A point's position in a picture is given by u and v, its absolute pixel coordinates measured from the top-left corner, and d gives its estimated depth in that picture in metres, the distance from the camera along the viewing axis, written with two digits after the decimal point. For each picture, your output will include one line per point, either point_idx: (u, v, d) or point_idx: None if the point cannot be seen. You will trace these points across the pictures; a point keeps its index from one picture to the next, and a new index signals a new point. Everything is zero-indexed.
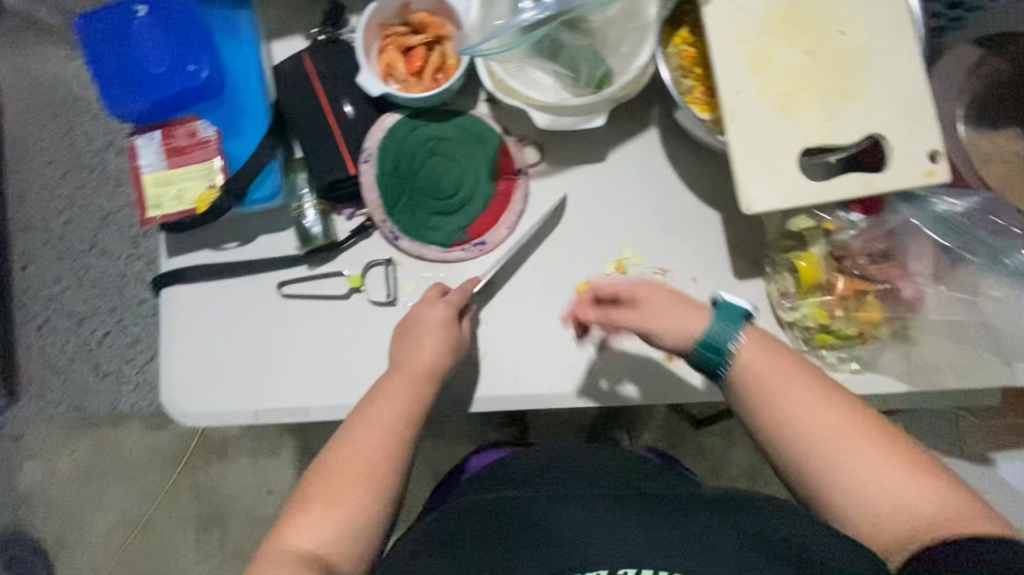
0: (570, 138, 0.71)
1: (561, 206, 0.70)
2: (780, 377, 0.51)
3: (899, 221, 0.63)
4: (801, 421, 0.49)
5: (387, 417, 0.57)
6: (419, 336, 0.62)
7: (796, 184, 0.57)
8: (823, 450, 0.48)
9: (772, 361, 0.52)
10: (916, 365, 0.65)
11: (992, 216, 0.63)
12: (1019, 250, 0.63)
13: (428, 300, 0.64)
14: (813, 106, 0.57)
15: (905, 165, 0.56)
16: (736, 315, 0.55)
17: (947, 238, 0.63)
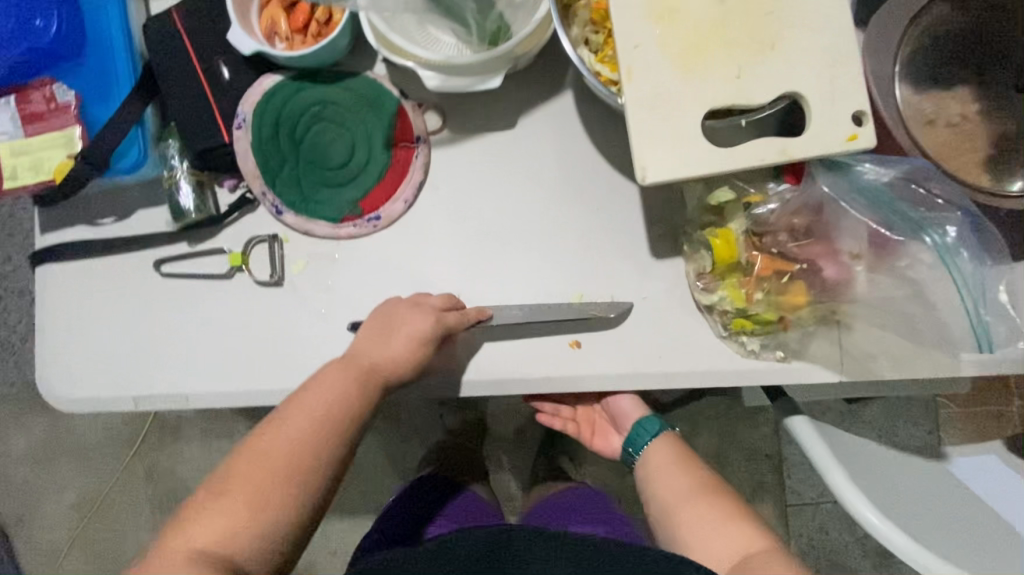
0: (477, 101, 0.64)
1: (466, 177, 0.64)
2: (669, 466, 0.64)
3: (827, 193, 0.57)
4: (671, 490, 0.61)
5: (325, 413, 0.55)
6: (388, 341, 0.57)
7: (703, 149, 0.49)
8: (684, 509, 0.59)
9: (666, 450, 0.66)
10: (848, 353, 0.59)
11: (918, 187, 0.55)
12: (945, 227, 0.55)
13: (417, 307, 0.58)
14: (723, 61, 0.50)
15: (825, 129, 0.49)
16: (655, 426, 0.68)
17: (867, 214, 0.57)
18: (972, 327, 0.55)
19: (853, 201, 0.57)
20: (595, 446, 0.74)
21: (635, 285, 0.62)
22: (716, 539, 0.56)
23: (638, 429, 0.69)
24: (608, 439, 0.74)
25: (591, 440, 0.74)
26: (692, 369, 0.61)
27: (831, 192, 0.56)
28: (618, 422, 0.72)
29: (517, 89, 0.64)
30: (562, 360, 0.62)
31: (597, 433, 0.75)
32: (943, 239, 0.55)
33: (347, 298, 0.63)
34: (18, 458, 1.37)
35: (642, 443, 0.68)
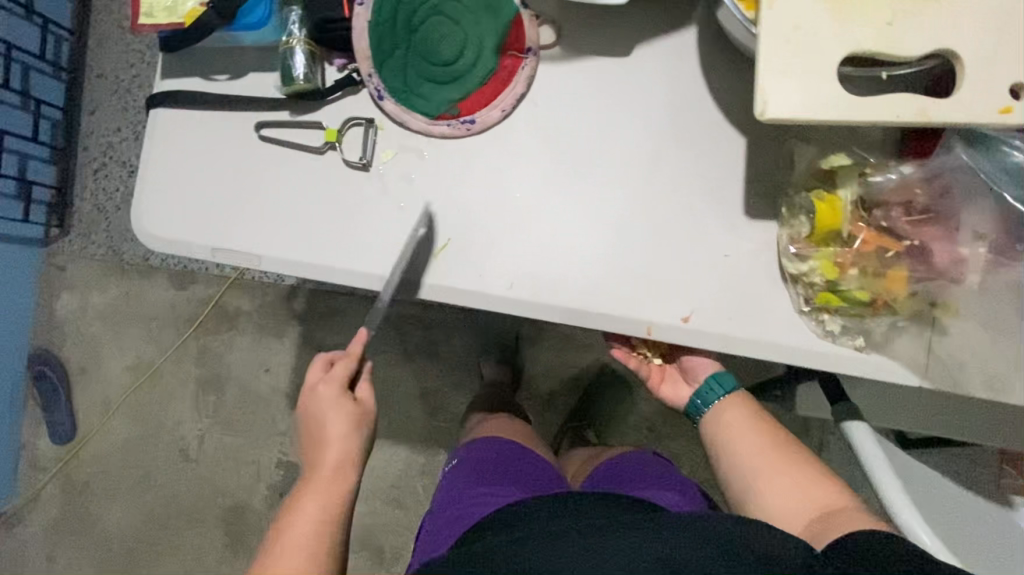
0: (595, 23, 0.62)
1: (568, 99, 0.62)
2: (742, 425, 0.66)
3: (953, 170, 0.53)
4: (744, 450, 0.64)
5: (306, 526, 0.59)
6: (326, 438, 0.63)
7: (834, 94, 0.46)
8: (761, 470, 0.62)
9: (738, 411, 0.68)
10: (937, 359, 0.55)
11: None
12: None
13: (314, 387, 0.65)
14: (878, 4, 0.46)
15: (975, 94, 0.45)
16: (729, 384, 0.70)
17: (1013, 192, 0.52)
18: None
19: (1001, 181, 0.52)
20: (661, 391, 0.75)
21: (721, 241, 0.59)
22: (790, 503, 0.59)
23: (709, 385, 0.70)
24: (678, 387, 0.74)
25: (661, 386, 0.75)
26: (762, 340, 0.58)
27: (975, 166, 0.52)
28: (689, 374, 0.73)
29: (639, 18, 0.62)
30: (628, 301, 0.60)
31: (666, 382, 0.75)
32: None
33: (427, 195, 0.63)
34: (92, 313, 1.46)
35: (711, 398, 0.70)
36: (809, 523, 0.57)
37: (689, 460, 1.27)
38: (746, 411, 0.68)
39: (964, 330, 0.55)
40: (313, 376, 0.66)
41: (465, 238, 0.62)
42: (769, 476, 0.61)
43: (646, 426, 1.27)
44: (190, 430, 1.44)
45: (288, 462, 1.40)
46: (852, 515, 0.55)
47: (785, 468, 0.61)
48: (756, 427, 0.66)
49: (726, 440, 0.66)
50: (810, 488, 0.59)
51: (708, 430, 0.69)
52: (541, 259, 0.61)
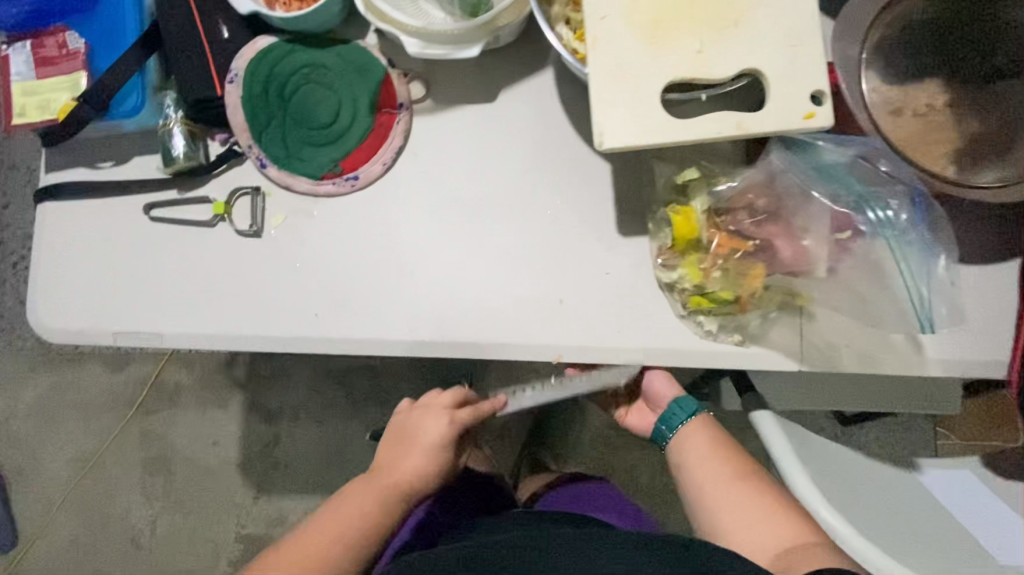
0: (459, 73, 0.66)
1: (444, 145, 0.66)
2: (707, 451, 0.68)
3: (774, 169, 0.58)
4: (703, 478, 0.66)
5: (358, 510, 0.64)
6: (410, 454, 0.69)
7: (659, 119, 0.50)
8: (725, 498, 0.64)
9: (696, 436, 0.69)
10: (809, 343, 0.59)
11: (867, 163, 0.57)
12: (884, 201, 0.56)
13: (433, 410, 0.71)
14: (686, 35, 0.51)
15: (781, 104, 0.50)
16: (691, 406, 0.71)
17: (817, 186, 0.57)
18: (914, 308, 0.56)
19: (811, 179, 0.57)
20: (629, 421, 0.78)
21: (601, 260, 0.63)
22: (748, 534, 0.61)
23: (673, 410, 0.71)
24: (644, 417, 0.76)
25: (627, 416, 0.78)
26: (651, 347, 0.61)
27: (791, 169, 0.57)
28: (652, 399, 0.74)
29: (500, 64, 0.66)
30: (526, 329, 0.63)
31: (633, 409, 0.78)
32: (886, 215, 0.56)
33: (321, 253, 0.65)
34: (24, 411, 1.40)
35: (676, 422, 0.70)
36: (774, 556, 0.58)
37: (647, 470, 1.28)
38: (716, 440, 0.69)
39: (831, 312, 0.59)
40: (438, 405, 0.71)
41: (363, 287, 0.65)
42: (732, 504, 0.63)
43: (602, 442, 1.27)
44: (141, 517, 1.38)
45: (247, 535, 1.35)
46: (816, 550, 0.57)
47: (741, 499, 0.63)
48: (718, 456, 0.68)
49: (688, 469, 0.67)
50: (768, 520, 0.61)
51: (673, 453, 0.70)
52: (436, 299, 0.64)
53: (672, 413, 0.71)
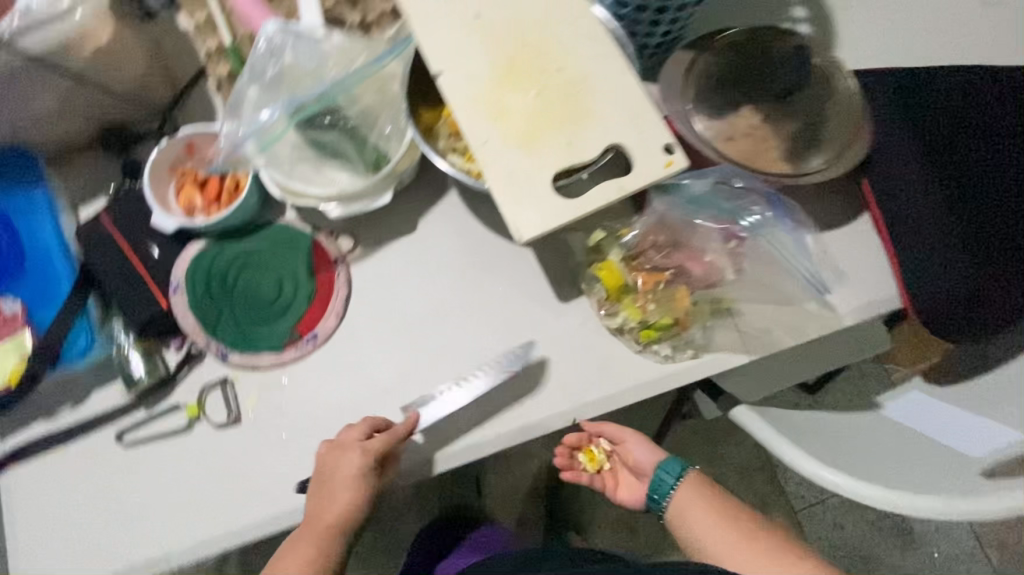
0: (377, 216, 0.74)
1: (383, 281, 0.72)
2: (707, 517, 0.71)
3: (665, 211, 0.68)
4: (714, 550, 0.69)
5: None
6: (331, 494, 0.63)
7: (556, 205, 0.60)
8: (742, 559, 0.68)
9: (696, 501, 0.73)
10: (748, 334, 0.68)
11: (727, 184, 0.68)
12: (749, 210, 0.69)
13: (342, 447, 0.63)
14: (554, 135, 0.62)
15: (646, 162, 0.62)
16: (676, 467, 0.74)
17: (698, 215, 0.69)
18: (811, 281, 0.68)
19: (691, 211, 0.69)
20: (620, 497, 0.79)
21: (554, 329, 0.70)
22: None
23: (660, 476, 0.74)
24: (633, 487, 0.78)
25: (617, 492, 0.79)
26: (624, 388, 0.68)
27: (673, 209, 0.68)
28: (639, 470, 0.78)
29: (408, 198, 0.74)
30: (513, 416, 0.68)
31: (621, 483, 0.80)
32: (755, 219, 0.69)
33: (302, 416, 0.68)
34: None
35: (667, 487, 0.74)
36: None
37: None
38: (707, 495, 0.73)
39: (753, 304, 0.69)
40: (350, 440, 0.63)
41: None
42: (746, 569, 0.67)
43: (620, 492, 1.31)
44: None
45: None
46: None
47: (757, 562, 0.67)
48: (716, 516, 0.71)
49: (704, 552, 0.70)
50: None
51: (676, 521, 0.73)
52: (423, 419, 0.68)
53: (658, 477, 0.74)
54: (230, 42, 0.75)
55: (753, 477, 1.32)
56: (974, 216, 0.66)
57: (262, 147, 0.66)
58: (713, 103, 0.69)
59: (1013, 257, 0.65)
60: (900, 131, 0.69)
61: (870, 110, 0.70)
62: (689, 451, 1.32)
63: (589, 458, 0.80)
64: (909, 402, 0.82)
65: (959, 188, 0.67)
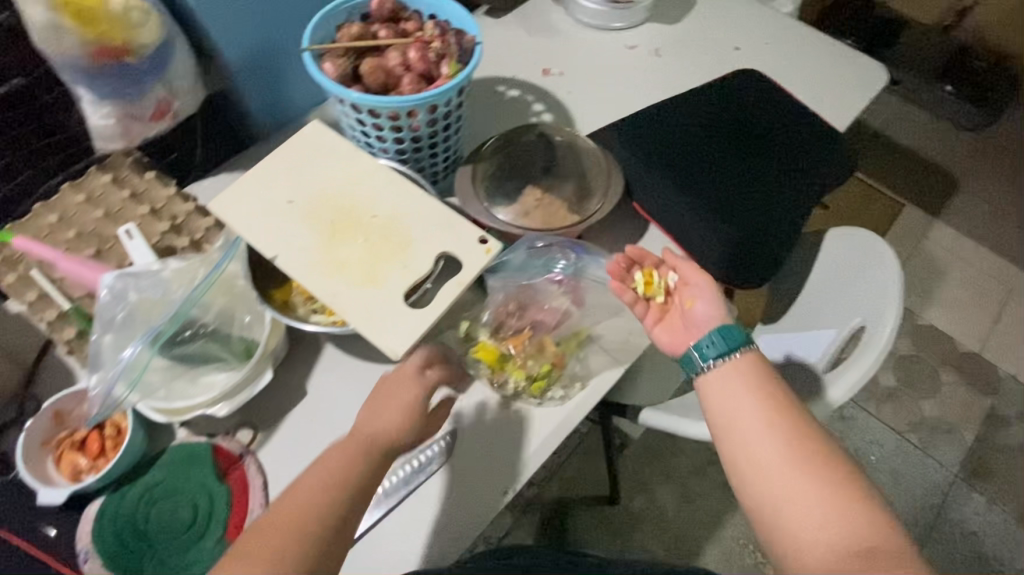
0: (268, 398, 0.78)
1: (295, 452, 0.75)
2: (750, 411, 0.65)
3: (506, 285, 0.82)
4: (750, 442, 0.63)
5: None
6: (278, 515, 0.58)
7: (412, 318, 0.70)
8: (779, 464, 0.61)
9: (743, 387, 0.67)
10: (613, 350, 0.81)
11: (535, 246, 0.81)
12: (558, 260, 0.82)
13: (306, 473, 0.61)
14: (389, 266, 0.73)
15: (469, 256, 0.74)
16: (735, 338, 0.70)
17: (524, 276, 0.82)
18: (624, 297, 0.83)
19: (519, 274, 0.82)
20: (657, 333, 0.77)
21: (463, 420, 0.77)
22: (807, 531, 0.58)
23: (711, 337, 0.70)
24: (671, 332, 0.77)
25: (656, 326, 0.77)
26: (540, 440, 0.76)
27: (505, 279, 0.82)
28: (687, 320, 0.76)
29: (291, 368, 0.79)
30: (460, 512, 0.72)
31: (664, 324, 0.78)
32: (564, 265, 0.82)
33: None
34: None
35: (712, 350, 0.70)
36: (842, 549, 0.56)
37: (656, 538, 1.42)
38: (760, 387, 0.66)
39: (605, 324, 0.82)
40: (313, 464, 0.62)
41: None
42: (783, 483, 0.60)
43: (606, 534, 1.42)
44: None
45: None
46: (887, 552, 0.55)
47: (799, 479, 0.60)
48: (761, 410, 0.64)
49: (739, 447, 0.63)
50: (832, 508, 0.58)
51: (714, 396, 0.68)
52: (380, 559, 0.70)
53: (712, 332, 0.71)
54: (69, 305, 0.79)
55: (706, 471, 1.48)
56: (699, 194, 0.88)
57: (132, 384, 0.68)
58: (502, 193, 0.86)
59: (745, 212, 0.87)
60: (636, 157, 0.90)
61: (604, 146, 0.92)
62: (646, 475, 1.48)
63: (646, 284, 0.78)
64: (774, 338, 0.99)
65: (698, 178, 0.89)
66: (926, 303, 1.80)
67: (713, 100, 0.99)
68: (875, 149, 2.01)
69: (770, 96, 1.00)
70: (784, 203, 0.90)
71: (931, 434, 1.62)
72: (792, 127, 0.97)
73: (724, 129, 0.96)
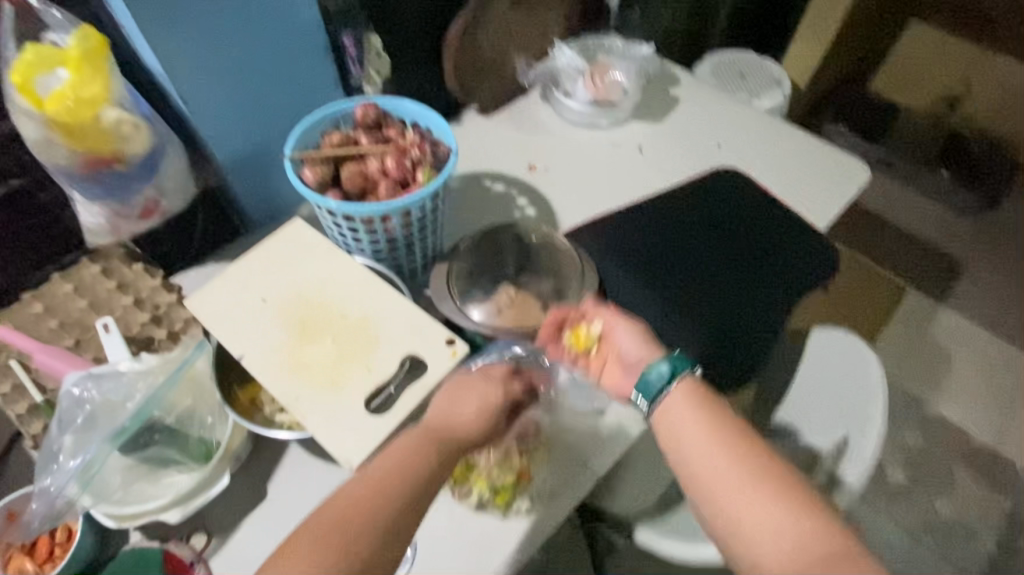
0: (227, 500, 0.76)
1: (247, 561, 0.72)
2: (697, 430, 0.63)
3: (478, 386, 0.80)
4: (701, 466, 0.61)
5: None
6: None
7: (370, 425, 0.70)
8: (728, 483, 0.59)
9: (688, 409, 0.65)
10: (581, 460, 0.79)
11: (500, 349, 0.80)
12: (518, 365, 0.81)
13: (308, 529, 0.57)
14: (353, 369, 0.73)
15: (436, 359, 0.74)
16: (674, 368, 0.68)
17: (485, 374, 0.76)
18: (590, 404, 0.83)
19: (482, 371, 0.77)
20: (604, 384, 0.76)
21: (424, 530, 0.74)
22: (768, 556, 0.55)
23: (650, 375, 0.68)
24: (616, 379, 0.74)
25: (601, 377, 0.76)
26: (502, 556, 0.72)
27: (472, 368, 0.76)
28: (629, 364, 0.74)
29: (254, 469, 0.78)
30: None
31: (608, 371, 0.76)
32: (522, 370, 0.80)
33: None
34: None
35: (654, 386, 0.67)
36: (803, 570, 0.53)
37: None
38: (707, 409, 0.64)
39: (573, 430, 0.81)
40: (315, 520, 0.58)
41: None
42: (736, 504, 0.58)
43: None
44: None
45: None
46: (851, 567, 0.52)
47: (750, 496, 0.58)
48: (708, 428, 0.63)
49: (692, 471, 0.61)
50: (794, 529, 0.55)
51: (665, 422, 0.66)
52: None
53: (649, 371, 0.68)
54: (42, 398, 0.79)
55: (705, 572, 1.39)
56: (667, 295, 0.89)
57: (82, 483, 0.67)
58: (478, 291, 0.86)
59: (711, 314, 0.88)
60: (609, 257, 0.92)
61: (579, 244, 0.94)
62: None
63: (577, 341, 0.77)
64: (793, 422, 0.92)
65: (669, 282, 0.90)
66: (936, 393, 1.73)
67: (689, 198, 1.01)
68: (878, 233, 1.99)
69: (748, 194, 1.02)
70: (753, 303, 0.90)
71: (946, 537, 1.52)
72: (771, 231, 0.98)
73: (698, 228, 0.97)
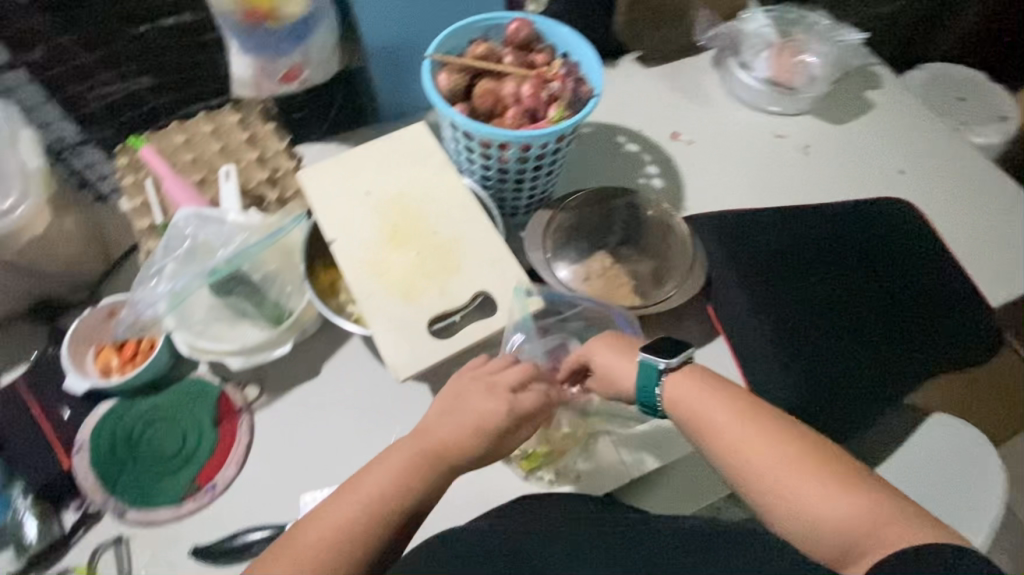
0: (284, 366, 0.80)
1: (286, 426, 0.77)
2: (711, 398, 0.60)
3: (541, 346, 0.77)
4: (724, 434, 0.58)
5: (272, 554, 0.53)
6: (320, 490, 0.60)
7: (428, 346, 0.69)
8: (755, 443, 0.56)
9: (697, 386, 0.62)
10: (620, 456, 0.75)
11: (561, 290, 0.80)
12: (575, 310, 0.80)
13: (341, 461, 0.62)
14: (428, 285, 0.72)
15: (509, 303, 0.71)
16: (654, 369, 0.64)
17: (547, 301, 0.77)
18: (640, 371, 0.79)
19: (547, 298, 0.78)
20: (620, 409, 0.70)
21: None
22: (812, 516, 0.52)
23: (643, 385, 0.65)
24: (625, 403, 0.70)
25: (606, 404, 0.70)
26: None
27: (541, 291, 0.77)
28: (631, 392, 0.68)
29: (314, 348, 0.81)
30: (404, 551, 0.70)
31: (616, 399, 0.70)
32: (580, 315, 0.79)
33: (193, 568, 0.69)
34: None
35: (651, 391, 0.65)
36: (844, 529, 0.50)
37: None
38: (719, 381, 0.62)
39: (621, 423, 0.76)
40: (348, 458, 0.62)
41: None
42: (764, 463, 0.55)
43: None
44: None
45: None
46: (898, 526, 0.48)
47: (781, 454, 0.55)
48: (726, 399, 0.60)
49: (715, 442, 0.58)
50: (834, 487, 0.52)
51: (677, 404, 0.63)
52: None
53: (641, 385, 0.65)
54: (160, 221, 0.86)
55: None
56: (780, 318, 0.78)
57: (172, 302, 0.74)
58: (570, 254, 0.84)
59: (825, 356, 0.76)
60: (727, 257, 0.81)
61: (699, 234, 0.84)
62: None
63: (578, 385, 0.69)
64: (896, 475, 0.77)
65: (787, 309, 0.78)
66: None
67: (842, 219, 0.87)
68: None
69: (914, 236, 0.86)
70: (877, 361, 0.77)
71: None
72: (927, 287, 0.82)
73: (841, 256, 0.83)
